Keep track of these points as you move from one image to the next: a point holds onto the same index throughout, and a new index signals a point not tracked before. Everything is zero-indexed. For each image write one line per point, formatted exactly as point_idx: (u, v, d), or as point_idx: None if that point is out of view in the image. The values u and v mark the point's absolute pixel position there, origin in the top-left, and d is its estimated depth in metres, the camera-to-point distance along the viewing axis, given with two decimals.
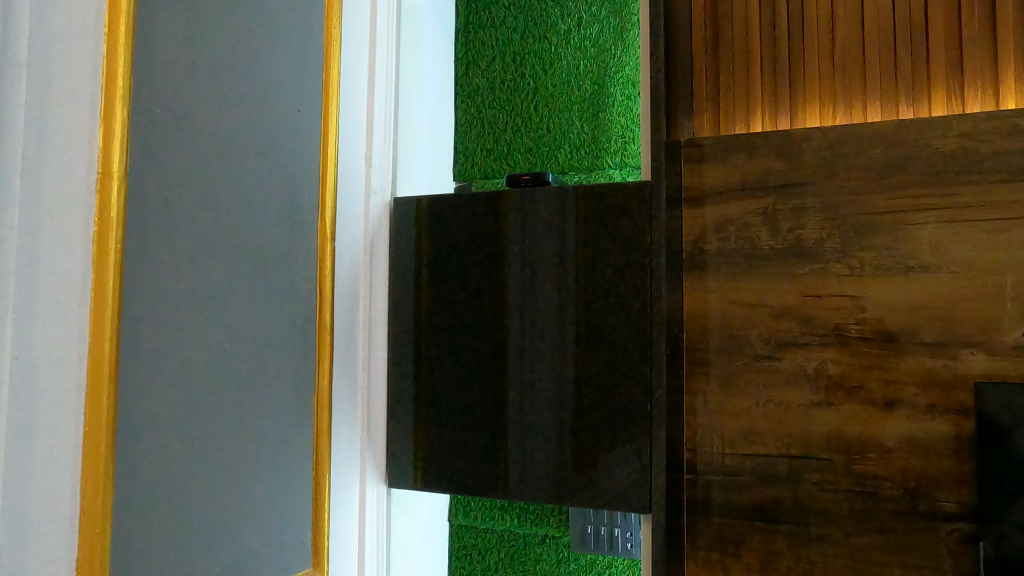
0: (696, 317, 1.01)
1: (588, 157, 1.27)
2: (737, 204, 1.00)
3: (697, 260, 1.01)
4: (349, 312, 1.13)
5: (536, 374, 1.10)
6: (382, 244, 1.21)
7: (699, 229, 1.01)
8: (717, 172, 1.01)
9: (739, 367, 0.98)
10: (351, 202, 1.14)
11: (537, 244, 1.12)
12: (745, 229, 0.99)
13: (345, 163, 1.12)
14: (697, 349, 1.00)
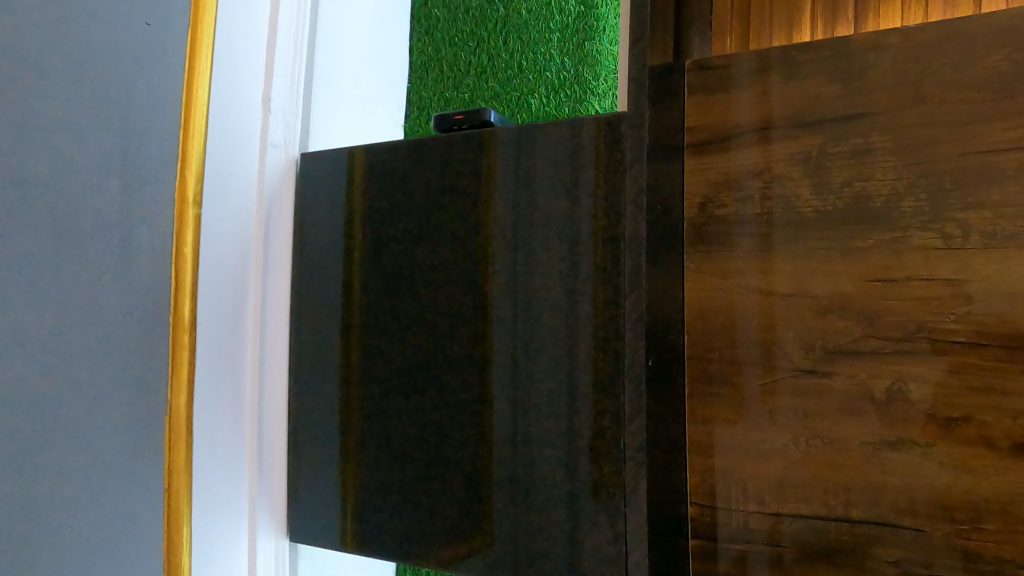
0: (704, 314, 0.69)
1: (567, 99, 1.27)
2: (765, 148, 0.67)
3: (704, 229, 0.69)
4: (227, 298, 1.06)
5: (522, 395, 0.87)
6: (286, 202, 1.14)
7: (710, 188, 0.69)
8: (735, 102, 0.69)
9: (767, 388, 0.66)
10: (236, 160, 1.07)
11: (506, 205, 0.91)
12: (776, 184, 0.67)
13: (225, 128, 1.06)
14: (706, 360, 0.69)
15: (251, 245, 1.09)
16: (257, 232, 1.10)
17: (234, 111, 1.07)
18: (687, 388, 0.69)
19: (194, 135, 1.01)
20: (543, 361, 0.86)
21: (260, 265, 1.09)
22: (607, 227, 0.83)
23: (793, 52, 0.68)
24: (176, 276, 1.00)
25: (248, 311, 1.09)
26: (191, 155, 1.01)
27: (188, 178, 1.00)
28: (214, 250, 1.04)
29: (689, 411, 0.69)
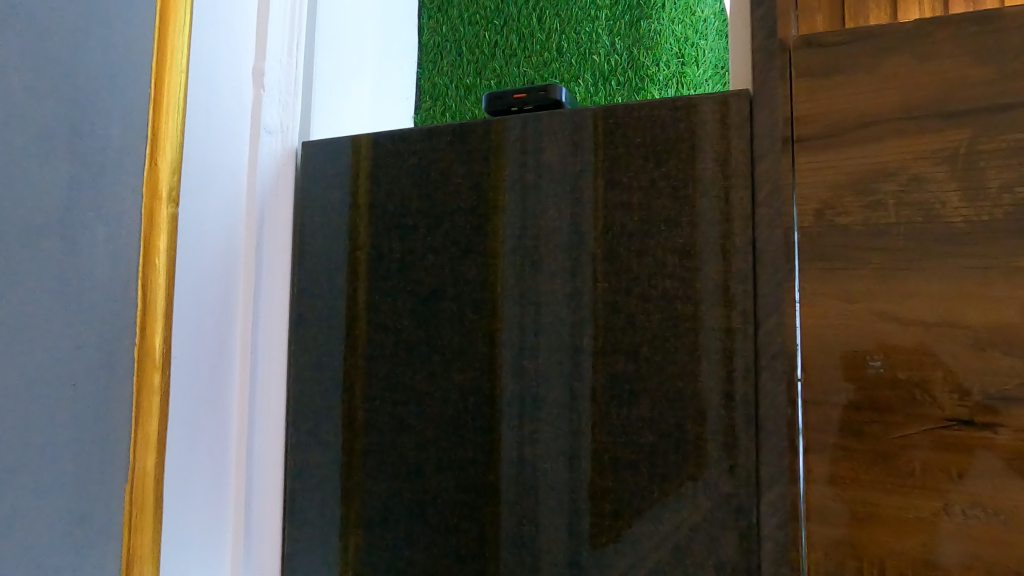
0: (836, 350, 0.55)
1: (627, 81, 0.98)
2: (899, 143, 0.55)
3: (824, 249, 0.56)
4: (205, 337, 0.70)
5: (530, 420, 0.65)
6: (280, 211, 0.78)
7: (830, 191, 0.56)
8: (851, 91, 0.56)
9: (903, 444, 0.53)
10: (218, 148, 0.71)
11: (572, 209, 0.65)
12: (914, 188, 0.54)
13: (206, 95, 0.69)
14: (832, 405, 0.55)
15: (239, 268, 0.74)
16: (252, 247, 0.75)
17: (218, 73, 0.71)
18: (800, 435, 0.56)
19: (170, 104, 0.65)
20: (633, 424, 0.62)
21: (250, 284, 0.75)
22: (732, 233, 0.59)
23: (926, 26, 0.55)
24: (143, 304, 0.64)
25: (229, 353, 0.73)
26: (167, 127, 0.65)
27: (163, 157, 0.65)
28: (200, 269, 0.69)
29: (803, 466, 0.55)
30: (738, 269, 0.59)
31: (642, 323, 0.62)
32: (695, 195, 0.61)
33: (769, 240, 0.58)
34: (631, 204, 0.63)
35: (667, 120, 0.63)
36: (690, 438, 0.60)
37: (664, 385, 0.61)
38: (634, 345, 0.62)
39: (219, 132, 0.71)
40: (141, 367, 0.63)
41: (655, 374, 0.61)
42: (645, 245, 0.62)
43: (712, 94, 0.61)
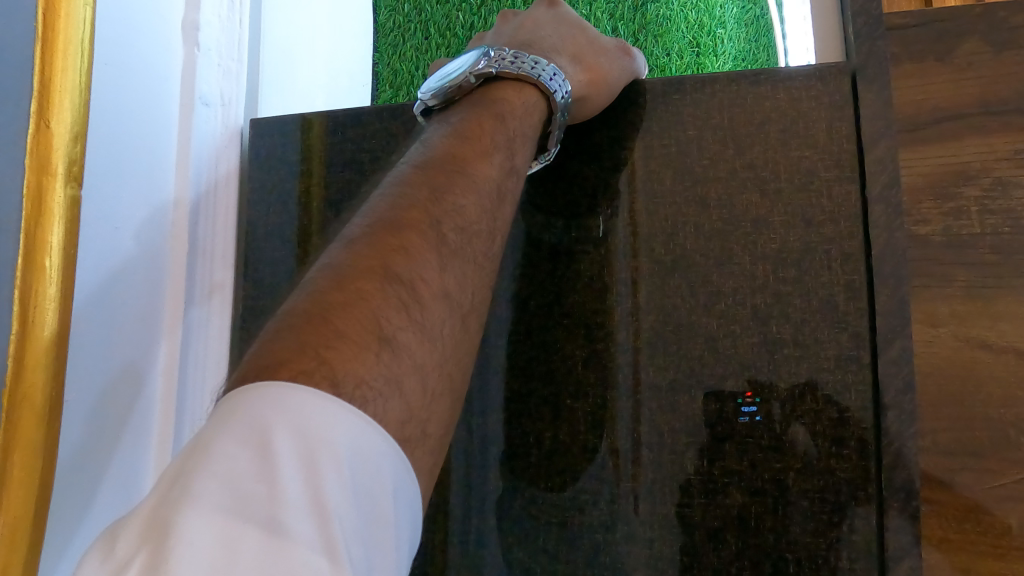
0: (911, 368, 0.40)
1: (684, 30, 0.65)
2: (981, 140, 0.41)
3: (943, 218, 0.41)
4: (126, 390, 0.44)
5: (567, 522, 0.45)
6: (212, 185, 0.51)
7: (903, 195, 0.41)
8: (975, 56, 0.42)
9: (1011, 495, 0.38)
10: (133, 81, 0.44)
11: (597, 218, 0.47)
12: (1000, 194, 0.41)
13: (136, 10, 0.44)
14: (912, 447, 0.39)
15: (164, 289, 0.47)
16: (183, 255, 0.48)
17: (139, 8, 0.44)
18: (949, 484, 0.39)
19: (66, 39, 0.38)
20: (712, 515, 0.42)
21: (179, 308, 0.48)
22: (844, 247, 0.43)
23: (1001, 11, 0.42)
24: (16, 368, 0.36)
25: (138, 418, 0.45)
26: (62, 79, 0.38)
27: (59, 114, 0.38)
28: (92, 284, 0.41)
29: (951, 523, 0.38)
30: (874, 298, 0.42)
31: (722, 382, 0.43)
32: (819, 185, 0.44)
33: (888, 247, 0.41)
34: (709, 199, 0.45)
35: (748, 90, 0.46)
36: (803, 546, 0.41)
37: (736, 477, 0.42)
38: (718, 417, 0.43)
39: (135, 90, 0.44)
40: (7, 457, 0.35)
41: (755, 469, 0.42)
42: (722, 268, 0.44)
43: (791, 83, 0.45)
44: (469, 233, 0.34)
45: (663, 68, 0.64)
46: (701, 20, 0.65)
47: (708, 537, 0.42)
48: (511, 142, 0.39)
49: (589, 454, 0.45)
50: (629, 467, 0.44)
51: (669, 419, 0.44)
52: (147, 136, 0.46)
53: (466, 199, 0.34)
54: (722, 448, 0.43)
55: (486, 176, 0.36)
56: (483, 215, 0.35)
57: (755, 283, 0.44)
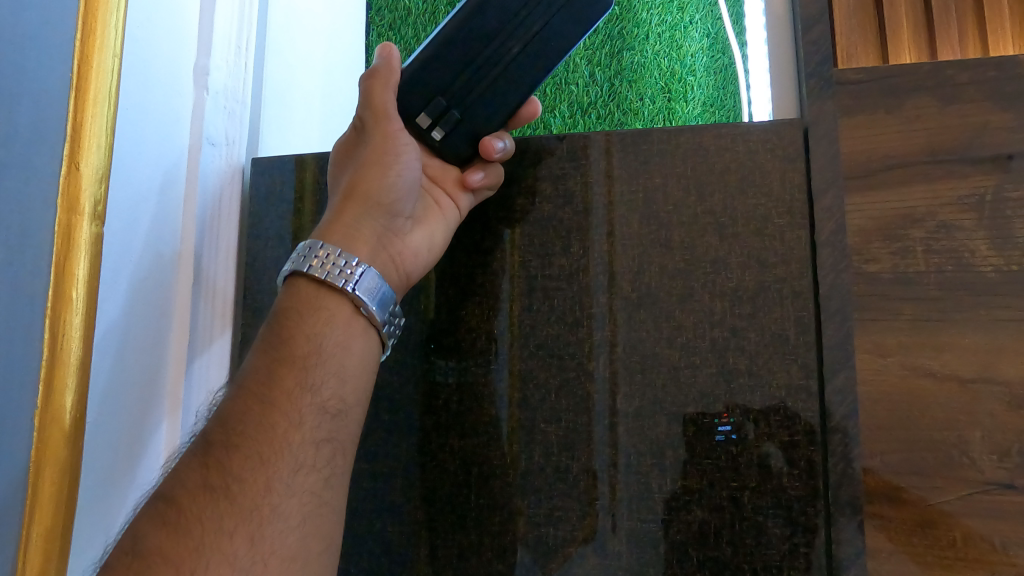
0: (861, 395, 0.45)
1: (656, 78, 0.69)
2: (926, 185, 0.46)
3: (888, 259, 0.46)
4: (135, 434, 0.47)
5: (544, 535, 0.48)
6: (218, 220, 0.55)
7: (855, 237, 0.46)
8: (916, 115, 0.47)
9: (950, 505, 0.43)
10: (153, 123, 0.48)
11: (572, 259, 0.51)
12: (943, 235, 0.46)
13: (156, 59, 0.49)
14: (862, 467, 0.44)
15: (172, 319, 0.51)
16: (189, 286, 0.52)
17: (156, 60, 0.48)
18: (889, 498, 0.44)
19: (95, 88, 0.43)
20: (674, 530, 0.47)
21: (184, 338, 0.51)
22: (794, 286, 0.48)
23: (946, 69, 0.47)
24: (46, 393, 0.40)
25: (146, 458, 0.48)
26: (90, 125, 0.42)
27: (88, 158, 0.42)
28: (107, 319, 0.44)
29: (892, 535, 0.43)
30: (822, 332, 0.47)
31: (684, 409, 0.48)
32: (773, 230, 0.49)
33: (834, 286, 0.46)
34: (672, 242, 0.49)
35: (711, 141, 0.50)
36: (757, 559, 0.46)
37: (696, 495, 0.47)
38: (681, 440, 0.47)
39: (151, 130, 0.48)
40: (38, 473, 0.39)
41: (714, 488, 0.47)
42: (686, 303, 0.49)
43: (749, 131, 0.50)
44: (250, 415, 0.40)
45: (637, 112, 0.69)
46: (674, 67, 0.69)
47: (673, 549, 0.47)
48: (298, 323, 0.43)
49: (562, 474, 0.49)
50: (595, 489, 0.48)
51: (637, 444, 0.48)
52: (162, 173, 0.50)
53: (252, 421, 0.40)
54: (685, 469, 0.47)
55: (274, 356, 0.42)
56: (262, 393, 0.41)
57: (714, 318, 0.48)
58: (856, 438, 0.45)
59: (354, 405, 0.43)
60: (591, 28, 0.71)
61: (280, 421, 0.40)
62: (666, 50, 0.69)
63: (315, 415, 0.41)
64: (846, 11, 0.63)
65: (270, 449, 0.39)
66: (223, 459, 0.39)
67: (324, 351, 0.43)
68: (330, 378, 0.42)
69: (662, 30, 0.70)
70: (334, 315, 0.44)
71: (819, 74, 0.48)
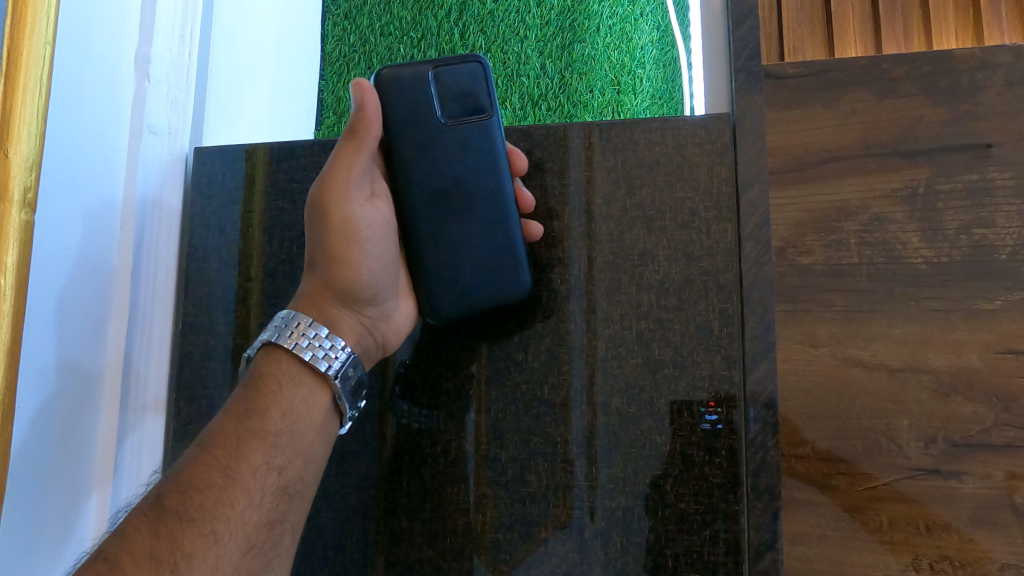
0: (783, 385, 0.51)
1: (607, 69, 0.69)
2: (862, 181, 0.53)
3: (812, 246, 0.52)
4: (72, 442, 0.48)
5: (484, 520, 0.53)
6: (162, 212, 0.56)
7: (790, 230, 0.53)
8: (824, 122, 0.54)
9: (871, 489, 0.50)
10: (88, 109, 0.48)
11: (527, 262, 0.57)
12: (876, 227, 0.52)
13: (94, 45, 0.49)
14: (795, 457, 0.51)
15: (110, 311, 0.51)
16: (127, 291, 0.52)
17: (93, 53, 0.48)
18: (811, 479, 0.50)
19: (27, 75, 0.43)
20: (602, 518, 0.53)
21: (125, 327, 0.52)
22: (719, 279, 0.54)
23: (883, 63, 0.54)
24: None
25: (82, 461, 0.49)
26: (21, 113, 0.42)
27: (19, 146, 0.42)
28: (41, 304, 0.45)
29: (811, 508, 0.50)
30: (746, 323, 0.53)
31: (610, 399, 0.54)
32: (699, 223, 0.55)
33: (757, 278, 0.53)
34: (601, 235, 0.56)
35: (640, 136, 0.57)
36: (680, 540, 0.52)
37: (620, 483, 0.53)
38: (606, 429, 0.54)
39: (90, 119, 0.48)
40: None
41: (639, 476, 0.53)
42: (614, 294, 0.56)
43: (687, 121, 0.56)
44: (213, 487, 0.46)
45: (587, 104, 0.69)
46: (623, 60, 0.70)
47: (598, 534, 0.53)
48: (278, 396, 0.50)
49: (493, 462, 0.54)
50: (525, 477, 0.54)
51: (587, 431, 0.54)
52: (102, 159, 0.50)
53: (213, 494, 0.45)
54: (611, 457, 0.53)
55: (251, 424, 0.49)
56: (230, 464, 0.47)
57: (641, 310, 0.55)
58: (775, 426, 0.51)
59: (309, 486, 0.50)
60: (543, 20, 0.71)
61: (240, 499, 0.46)
62: (616, 43, 0.70)
63: (273, 496, 0.47)
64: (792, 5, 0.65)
65: (223, 527, 0.44)
66: (175, 528, 0.43)
67: (294, 430, 0.50)
68: (296, 460, 0.49)
69: (612, 23, 0.70)
70: (311, 392, 0.51)
71: (748, 69, 0.54)
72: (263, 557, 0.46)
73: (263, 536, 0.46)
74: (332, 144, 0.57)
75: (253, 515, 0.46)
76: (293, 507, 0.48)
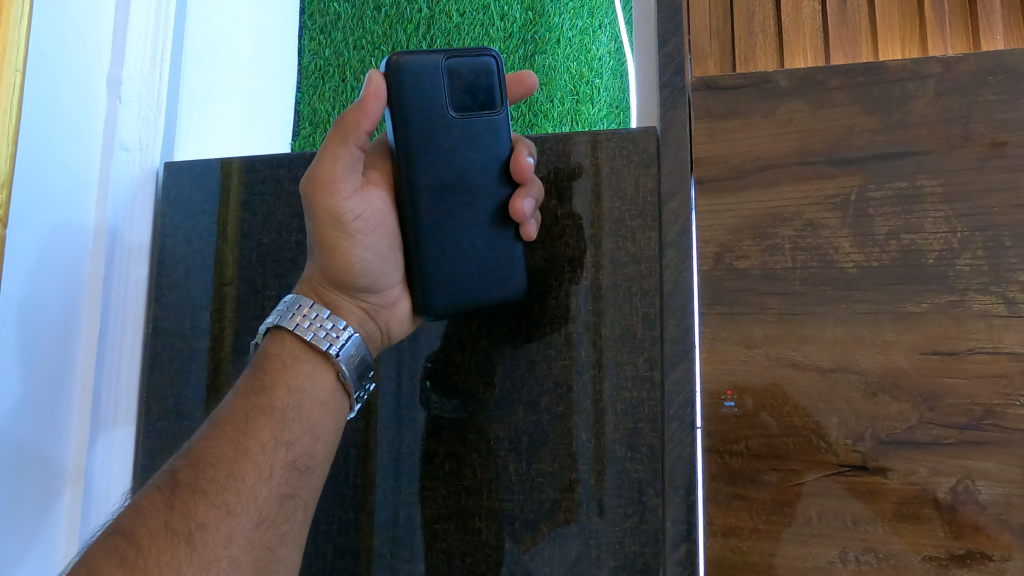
0: (716, 384, 0.54)
1: (567, 80, 0.74)
2: (796, 188, 0.55)
3: (744, 249, 0.55)
4: (39, 467, 0.54)
5: (430, 509, 0.60)
6: (134, 233, 0.62)
7: (728, 236, 0.55)
8: (758, 132, 0.56)
9: (799, 485, 0.52)
10: (57, 136, 0.55)
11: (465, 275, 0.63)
12: (810, 233, 0.54)
13: (64, 76, 0.55)
14: (729, 454, 0.53)
15: (82, 321, 0.58)
16: (97, 307, 0.59)
17: (64, 84, 0.55)
18: (740, 477, 0.53)
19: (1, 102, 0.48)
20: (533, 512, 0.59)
21: (93, 350, 0.59)
22: (644, 284, 0.59)
23: (818, 74, 0.56)
24: None
25: (54, 471, 0.55)
26: None
27: None
28: (11, 309, 0.51)
29: (745, 502, 0.53)
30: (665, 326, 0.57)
31: (540, 399, 0.60)
32: (626, 231, 0.60)
33: (677, 284, 0.57)
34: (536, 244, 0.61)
35: (572, 148, 0.62)
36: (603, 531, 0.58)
37: (552, 476, 0.59)
38: (535, 426, 0.59)
39: (60, 143, 0.55)
40: None
41: (566, 470, 0.59)
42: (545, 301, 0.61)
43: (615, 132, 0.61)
44: (224, 462, 0.48)
45: (547, 113, 0.74)
46: (582, 70, 0.74)
47: (526, 523, 0.59)
48: (283, 373, 0.53)
49: (431, 457, 0.61)
50: (462, 470, 0.60)
51: (519, 428, 0.60)
52: (73, 179, 0.56)
53: (227, 470, 0.48)
54: (539, 452, 0.59)
55: (258, 400, 0.52)
56: (239, 441, 0.50)
57: (569, 315, 0.60)
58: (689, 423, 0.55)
59: (320, 461, 0.53)
60: (506, 32, 0.76)
61: (250, 472, 0.49)
62: (575, 54, 0.74)
63: (283, 472, 0.50)
64: (742, 18, 0.67)
65: (234, 500, 0.47)
66: (188, 501, 0.46)
67: (301, 405, 0.53)
68: (304, 436, 0.52)
69: (572, 34, 0.75)
70: (315, 369, 0.54)
71: (673, 84, 0.58)
72: (276, 532, 0.49)
73: (275, 509, 0.49)
74: (289, 159, 0.62)
75: (264, 488, 0.49)
76: (302, 482, 0.51)
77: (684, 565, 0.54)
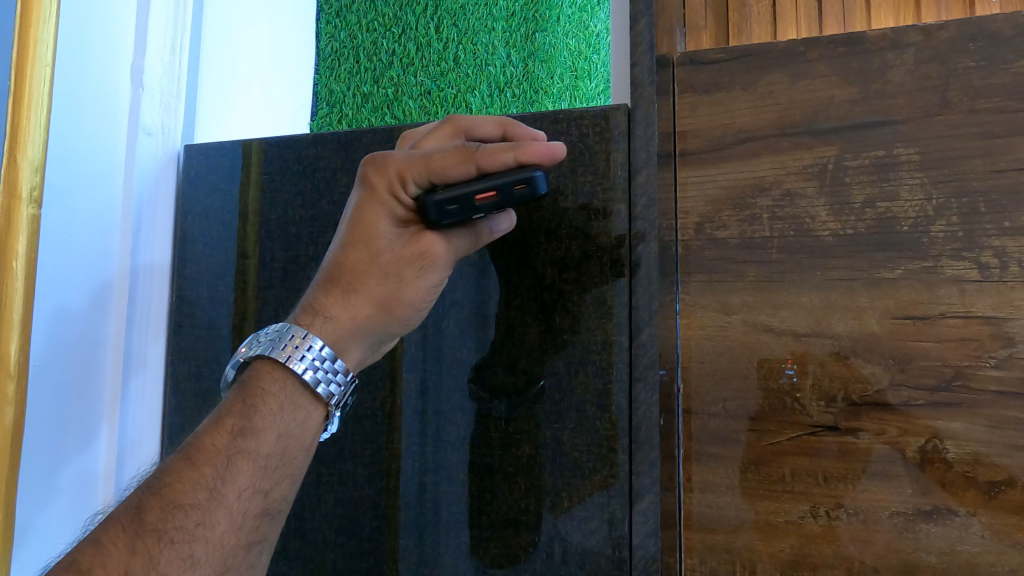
0: (692, 346, 0.58)
1: (566, 58, 0.79)
2: (775, 159, 0.57)
3: (721, 219, 0.58)
4: (75, 447, 0.65)
5: (427, 464, 0.67)
6: (161, 209, 0.73)
7: (708, 207, 0.58)
8: (738, 105, 0.58)
9: (774, 444, 0.55)
10: (87, 125, 0.64)
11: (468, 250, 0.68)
12: (788, 202, 0.56)
13: (93, 69, 0.65)
14: (707, 414, 0.57)
15: (113, 287, 0.68)
16: (126, 278, 0.69)
17: (90, 73, 0.64)
18: (714, 433, 0.56)
19: (30, 98, 0.58)
20: (536, 475, 0.63)
21: (121, 333, 0.69)
22: (613, 255, 0.62)
23: (800, 47, 0.57)
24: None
25: (88, 450, 0.66)
26: (26, 126, 0.57)
27: (26, 154, 0.58)
28: (50, 267, 0.61)
29: (718, 458, 0.56)
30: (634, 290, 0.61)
31: (517, 361, 0.65)
32: (597, 204, 0.63)
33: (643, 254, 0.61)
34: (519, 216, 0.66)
35: (549, 125, 0.66)
36: (591, 492, 0.61)
37: (529, 434, 0.64)
38: (514, 390, 0.65)
39: (87, 128, 0.64)
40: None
41: (541, 428, 0.63)
42: (525, 269, 0.65)
43: (588, 109, 0.65)
44: (197, 508, 0.46)
45: (547, 89, 0.80)
46: (580, 47, 0.79)
47: (506, 478, 0.64)
48: (276, 417, 0.51)
49: (423, 415, 0.67)
50: (445, 428, 0.66)
51: (502, 390, 0.65)
52: (100, 160, 0.66)
53: (195, 519, 0.46)
54: (517, 411, 0.64)
55: (242, 443, 0.49)
56: (216, 486, 0.47)
57: (546, 284, 0.64)
58: (653, 383, 0.59)
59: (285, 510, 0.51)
60: (508, 12, 0.82)
61: (221, 519, 0.47)
62: (575, 31, 0.79)
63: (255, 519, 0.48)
64: None
65: (201, 552, 0.45)
66: (152, 547, 0.44)
67: (287, 453, 0.51)
68: (281, 483, 0.50)
69: (572, 12, 0.80)
70: (309, 417, 0.53)
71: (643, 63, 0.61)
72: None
73: (240, 558, 0.47)
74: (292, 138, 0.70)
75: (231, 539, 0.47)
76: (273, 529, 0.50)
77: (647, 513, 0.58)
